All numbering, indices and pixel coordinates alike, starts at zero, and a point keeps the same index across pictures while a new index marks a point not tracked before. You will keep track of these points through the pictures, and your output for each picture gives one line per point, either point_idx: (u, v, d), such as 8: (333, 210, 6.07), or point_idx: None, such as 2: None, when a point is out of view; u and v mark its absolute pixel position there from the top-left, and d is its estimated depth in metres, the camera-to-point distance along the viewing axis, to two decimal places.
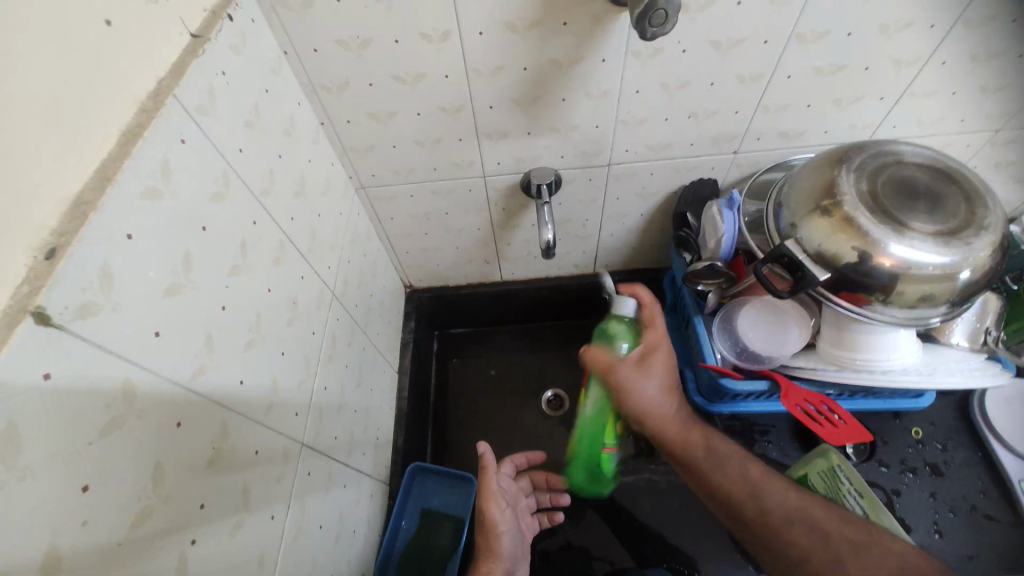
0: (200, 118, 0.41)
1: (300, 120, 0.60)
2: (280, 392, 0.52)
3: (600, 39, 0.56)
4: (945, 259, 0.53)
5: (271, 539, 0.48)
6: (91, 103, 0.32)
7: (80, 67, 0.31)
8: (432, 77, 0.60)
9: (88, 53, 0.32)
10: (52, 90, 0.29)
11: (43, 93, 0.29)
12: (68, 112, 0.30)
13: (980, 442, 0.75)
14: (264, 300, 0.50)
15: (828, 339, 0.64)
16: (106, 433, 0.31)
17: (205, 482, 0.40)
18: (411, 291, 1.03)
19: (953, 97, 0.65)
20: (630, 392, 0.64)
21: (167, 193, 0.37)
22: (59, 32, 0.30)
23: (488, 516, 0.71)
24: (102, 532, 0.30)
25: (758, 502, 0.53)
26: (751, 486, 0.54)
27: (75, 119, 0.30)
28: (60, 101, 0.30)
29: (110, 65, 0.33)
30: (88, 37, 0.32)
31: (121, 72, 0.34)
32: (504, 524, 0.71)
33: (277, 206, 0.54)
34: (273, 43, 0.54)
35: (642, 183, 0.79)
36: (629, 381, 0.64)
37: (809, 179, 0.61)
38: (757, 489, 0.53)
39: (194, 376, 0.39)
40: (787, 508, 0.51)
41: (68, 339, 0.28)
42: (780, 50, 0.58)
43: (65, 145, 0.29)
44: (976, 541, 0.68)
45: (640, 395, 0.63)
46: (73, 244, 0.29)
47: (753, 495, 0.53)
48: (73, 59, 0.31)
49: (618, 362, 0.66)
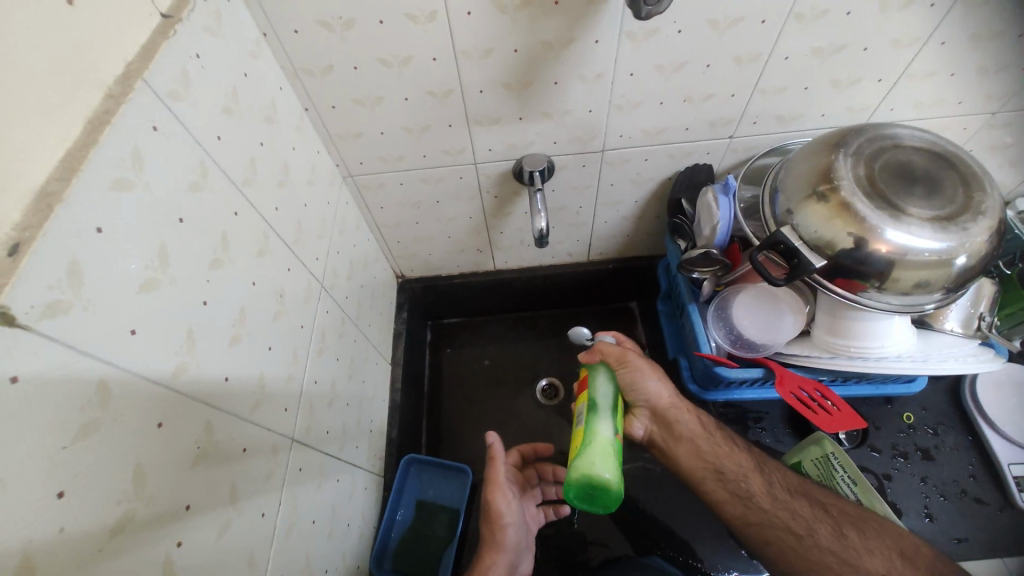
0: (173, 103, 0.39)
1: (282, 105, 0.58)
2: (268, 386, 0.50)
3: (594, 19, 0.54)
4: (941, 245, 0.52)
5: (262, 536, 0.47)
6: (58, 84, 0.30)
7: (41, 50, 0.29)
8: (419, 59, 0.58)
9: (48, 32, 0.30)
10: (12, 71, 0.27)
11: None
12: (28, 95, 0.28)
13: (969, 425, 0.75)
14: (249, 293, 0.48)
15: (823, 327, 0.63)
16: (80, 436, 0.30)
17: (190, 480, 0.39)
18: (403, 281, 1.01)
19: (951, 78, 0.63)
20: (647, 382, 0.62)
21: (140, 185, 0.35)
22: (17, 5, 0.28)
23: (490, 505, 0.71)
24: (83, 534, 0.30)
25: (760, 484, 0.58)
26: (756, 472, 0.59)
27: (43, 110, 0.29)
28: (19, 84, 0.28)
29: (75, 44, 0.31)
30: (50, 12, 0.30)
31: (91, 54, 0.32)
32: (509, 515, 0.71)
33: (260, 195, 0.52)
34: (252, 24, 0.52)
35: (636, 169, 0.78)
36: (648, 371, 0.63)
37: (805, 164, 0.60)
38: (758, 473, 0.59)
39: (175, 375, 0.38)
40: (787, 489, 0.58)
41: (34, 337, 0.27)
42: (779, 29, 0.57)
43: (26, 129, 0.28)
44: (966, 524, 0.69)
45: (652, 389, 0.62)
46: (38, 239, 0.27)
47: (757, 480, 0.58)
48: (33, 41, 0.29)
49: (630, 356, 0.63)
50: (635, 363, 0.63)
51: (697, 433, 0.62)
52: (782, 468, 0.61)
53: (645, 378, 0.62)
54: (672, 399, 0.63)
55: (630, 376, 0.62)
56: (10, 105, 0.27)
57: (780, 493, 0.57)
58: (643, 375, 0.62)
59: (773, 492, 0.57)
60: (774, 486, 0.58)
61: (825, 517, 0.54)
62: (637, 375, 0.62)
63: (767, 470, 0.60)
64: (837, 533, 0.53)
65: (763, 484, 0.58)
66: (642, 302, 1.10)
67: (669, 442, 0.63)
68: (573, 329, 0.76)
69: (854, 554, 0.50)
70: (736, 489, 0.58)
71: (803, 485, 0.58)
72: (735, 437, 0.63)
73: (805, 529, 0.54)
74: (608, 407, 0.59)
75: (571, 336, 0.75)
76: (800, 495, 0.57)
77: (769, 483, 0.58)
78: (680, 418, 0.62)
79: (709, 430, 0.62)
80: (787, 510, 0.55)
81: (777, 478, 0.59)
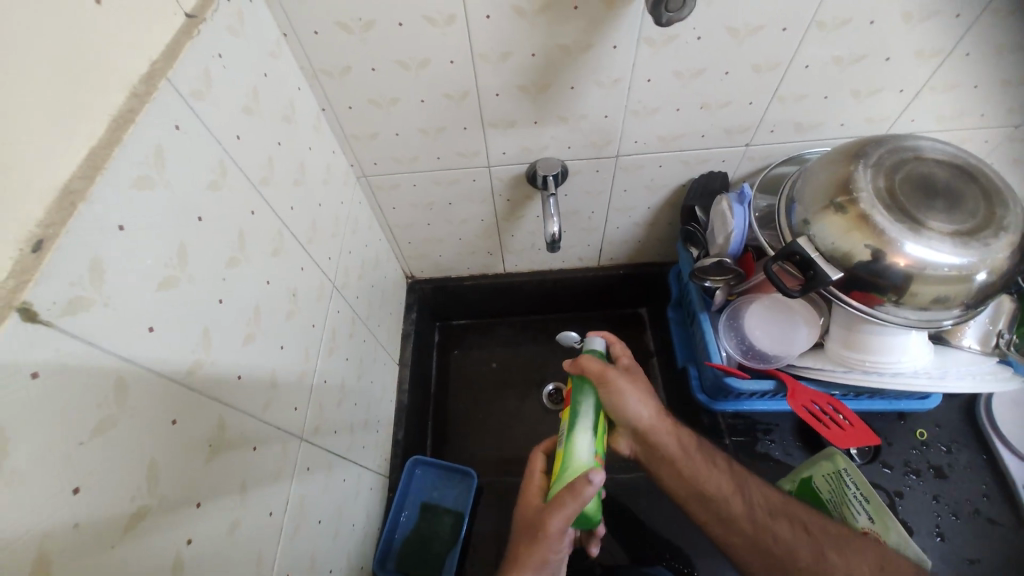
0: (195, 102, 0.40)
1: (299, 104, 0.58)
2: (279, 385, 0.51)
3: (612, 24, 0.54)
4: (961, 260, 0.51)
5: (269, 535, 0.47)
6: (57, 85, 0.29)
7: (55, 51, 0.29)
8: (436, 61, 0.58)
9: (69, 31, 0.30)
10: (10, 69, 0.26)
11: (28, 73, 0.27)
12: (28, 96, 0.27)
13: (984, 443, 0.74)
14: (263, 292, 0.48)
15: (837, 340, 0.63)
16: (97, 433, 0.30)
17: (201, 479, 0.39)
18: (413, 281, 1.02)
19: (974, 91, 0.62)
20: (629, 403, 0.59)
21: (161, 183, 0.36)
22: (16, 5, 0.27)
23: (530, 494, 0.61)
24: (99, 528, 0.30)
25: (741, 506, 0.57)
26: (736, 493, 0.58)
27: (67, 109, 0.29)
28: (43, 80, 0.28)
29: (75, 44, 0.30)
30: (60, 12, 0.29)
31: (94, 55, 0.31)
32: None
33: (276, 195, 0.52)
34: (273, 25, 0.52)
35: (650, 175, 0.77)
36: (630, 391, 0.59)
37: (824, 174, 0.59)
38: (738, 493, 0.58)
39: (190, 372, 0.38)
40: (767, 510, 0.56)
41: (55, 335, 0.27)
42: (799, 39, 0.56)
43: (50, 126, 0.28)
44: (979, 545, 0.68)
45: (634, 410, 0.59)
46: (61, 235, 0.28)
47: (737, 501, 0.57)
48: (53, 40, 0.29)
49: (611, 373, 0.59)
50: (616, 381, 0.59)
51: (676, 457, 0.60)
52: (762, 485, 0.60)
53: (627, 398, 0.59)
54: (654, 420, 0.60)
55: (611, 399, 0.59)
56: (9, 102, 0.26)
57: (759, 514, 0.56)
58: (624, 396, 0.59)
59: (753, 512, 0.56)
60: (754, 509, 0.57)
61: (807, 539, 0.53)
62: (617, 395, 0.59)
63: (747, 490, 0.58)
64: (818, 553, 0.52)
65: (743, 505, 0.57)
66: (651, 309, 1.09)
67: (650, 460, 0.62)
68: (562, 334, 0.74)
69: None
70: (718, 512, 0.57)
71: (783, 504, 0.57)
72: (717, 455, 0.61)
73: (786, 552, 0.53)
74: (588, 429, 0.57)
75: (560, 340, 0.73)
76: (780, 516, 0.56)
77: (749, 503, 0.57)
78: (661, 439, 0.60)
79: (690, 452, 0.60)
80: (768, 532, 0.55)
81: (757, 499, 0.57)
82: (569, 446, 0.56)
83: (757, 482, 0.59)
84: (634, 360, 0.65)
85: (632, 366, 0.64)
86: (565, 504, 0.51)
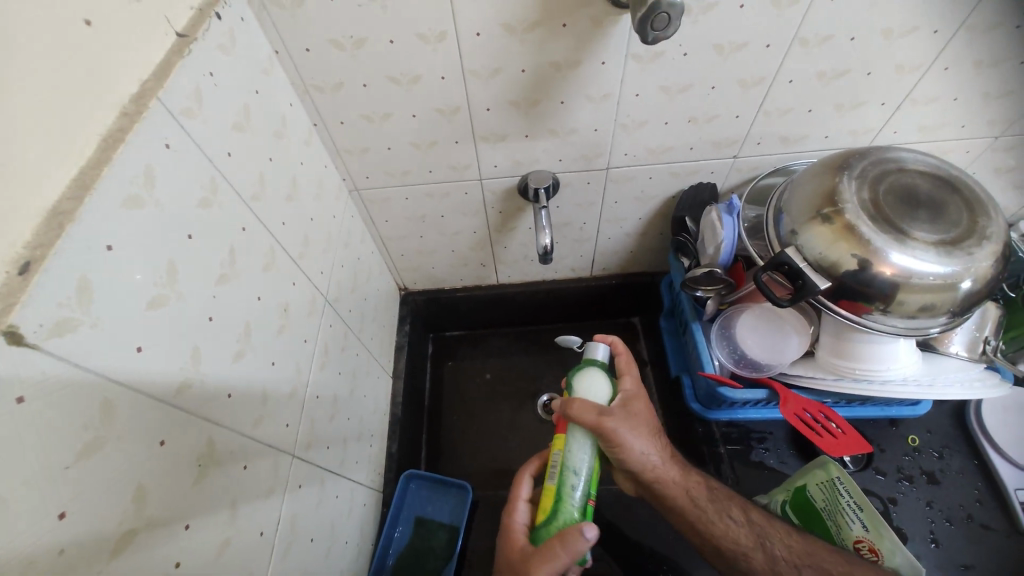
0: (185, 120, 0.40)
1: (291, 120, 0.58)
2: (271, 401, 0.50)
3: (601, 40, 0.55)
4: (945, 269, 0.52)
5: (260, 556, 0.47)
6: (47, 85, 0.29)
7: (43, 70, 0.29)
8: (428, 77, 0.58)
9: (63, 46, 0.30)
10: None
11: (21, 96, 0.27)
12: (22, 95, 0.28)
13: (974, 448, 0.75)
14: (254, 308, 0.48)
15: (827, 348, 0.63)
16: (84, 455, 0.29)
17: (190, 500, 0.38)
18: (406, 293, 1.02)
19: (954, 103, 0.64)
20: (629, 447, 0.57)
21: (151, 203, 0.36)
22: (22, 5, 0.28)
23: (514, 527, 0.61)
24: (84, 555, 0.29)
25: (763, 560, 0.57)
26: (757, 547, 0.57)
27: (55, 128, 0.29)
28: (36, 102, 0.28)
29: (68, 48, 0.30)
30: (52, 16, 0.30)
31: (84, 57, 0.31)
32: None
33: (268, 211, 0.52)
34: (264, 43, 0.52)
35: (640, 187, 0.78)
36: (629, 437, 0.57)
37: (810, 186, 0.60)
38: (759, 547, 0.57)
39: (179, 391, 0.38)
40: (792, 563, 0.56)
41: (41, 358, 0.27)
42: (783, 55, 0.58)
43: (46, 147, 0.28)
44: (973, 551, 0.68)
45: (634, 455, 0.58)
46: (49, 257, 0.27)
47: (758, 555, 0.57)
48: (45, 63, 0.29)
49: (608, 420, 0.56)
50: (613, 427, 0.56)
51: (686, 509, 0.60)
52: (784, 531, 0.60)
53: (626, 444, 0.57)
54: (654, 466, 0.60)
55: (611, 448, 0.57)
56: (11, 99, 0.27)
57: (784, 567, 0.55)
58: (623, 442, 0.57)
59: (777, 565, 0.56)
60: (776, 561, 0.56)
61: None
62: (615, 443, 0.56)
63: (769, 542, 0.58)
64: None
65: (765, 559, 0.57)
66: (644, 318, 1.10)
67: (666, 511, 0.63)
68: (561, 337, 0.73)
69: None
70: (738, 565, 0.57)
71: (801, 552, 0.57)
72: (731, 504, 0.61)
73: None
74: (582, 471, 0.56)
75: (557, 342, 0.73)
76: (806, 568, 0.55)
77: (771, 556, 0.57)
78: (666, 489, 0.60)
79: (699, 502, 0.60)
80: None
81: (774, 550, 0.57)
82: (563, 490, 0.56)
83: (778, 527, 0.60)
84: (636, 384, 0.63)
85: (631, 395, 0.61)
86: (556, 554, 0.52)
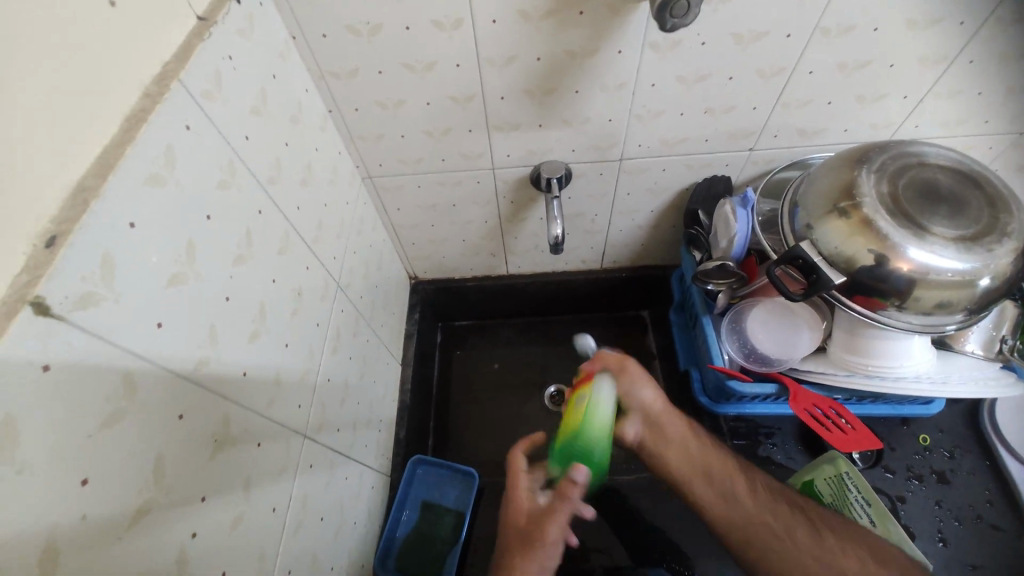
0: (205, 103, 0.40)
1: (307, 105, 0.58)
2: (284, 383, 0.51)
3: (618, 29, 0.54)
4: (964, 266, 0.51)
5: (272, 533, 0.48)
6: (73, 64, 0.29)
7: (52, 69, 0.28)
8: (443, 64, 0.58)
9: (64, 46, 0.29)
10: (21, 47, 0.27)
11: (29, 95, 0.27)
12: (49, 73, 0.28)
13: (986, 449, 0.74)
14: (269, 290, 0.49)
15: (839, 344, 0.63)
16: (105, 425, 0.30)
17: (206, 474, 0.39)
18: (416, 282, 1.02)
19: (977, 98, 0.63)
20: (641, 388, 0.65)
21: (172, 182, 0.36)
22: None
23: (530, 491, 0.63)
24: (105, 522, 0.30)
25: (747, 488, 0.60)
26: (743, 476, 0.61)
27: (65, 125, 0.29)
28: (46, 101, 0.28)
29: (92, 29, 0.31)
30: (54, 16, 0.29)
31: (107, 38, 0.32)
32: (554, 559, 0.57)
33: (283, 195, 0.53)
34: (282, 27, 0.53)
35: (653, 179, 0.77)
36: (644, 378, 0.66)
37: (827, 179, 0.59)
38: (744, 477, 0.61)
39: (196, 369, 0.38)
40: (771, 493, 0.59)
41: (67, 329, 0.28)
42: (804, 44, 0.57)
43: (55, 145, 0.28)
44: (982, 551, 0.68)
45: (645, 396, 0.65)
46: (74, 232, 0.28)
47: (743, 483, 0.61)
48: (51, 62, 0.28)
49: (629, 362, 0.66)
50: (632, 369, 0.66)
51: (685, 440, 0.64)
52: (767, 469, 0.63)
53: (640, 384, 0.65)
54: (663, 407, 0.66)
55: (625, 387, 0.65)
56: (32, 75, 0.27)
57: (765, 497, 0.59)
58: (638, 382, 0.65)
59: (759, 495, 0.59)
60: (758, 490, 0.60)
61: (804, 519, 0.56)
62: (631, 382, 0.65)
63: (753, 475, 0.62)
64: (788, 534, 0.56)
65: (749, 487, 0.60)
66: (653, 312, 1.09)
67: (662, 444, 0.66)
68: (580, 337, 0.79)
69: (831, 554, 0.52)
70: (722, 490, 0.61)
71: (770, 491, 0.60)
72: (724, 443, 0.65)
73: (784, 530, 0.56)
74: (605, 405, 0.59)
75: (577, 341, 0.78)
76: (783, 498, 0.59)
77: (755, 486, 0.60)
78: (670, 423, 0.65)
79: (698, 436, 0.65)
80: (769, 512, 0.58)
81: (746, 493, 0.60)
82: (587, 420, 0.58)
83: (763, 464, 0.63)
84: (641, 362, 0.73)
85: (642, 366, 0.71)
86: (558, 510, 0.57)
